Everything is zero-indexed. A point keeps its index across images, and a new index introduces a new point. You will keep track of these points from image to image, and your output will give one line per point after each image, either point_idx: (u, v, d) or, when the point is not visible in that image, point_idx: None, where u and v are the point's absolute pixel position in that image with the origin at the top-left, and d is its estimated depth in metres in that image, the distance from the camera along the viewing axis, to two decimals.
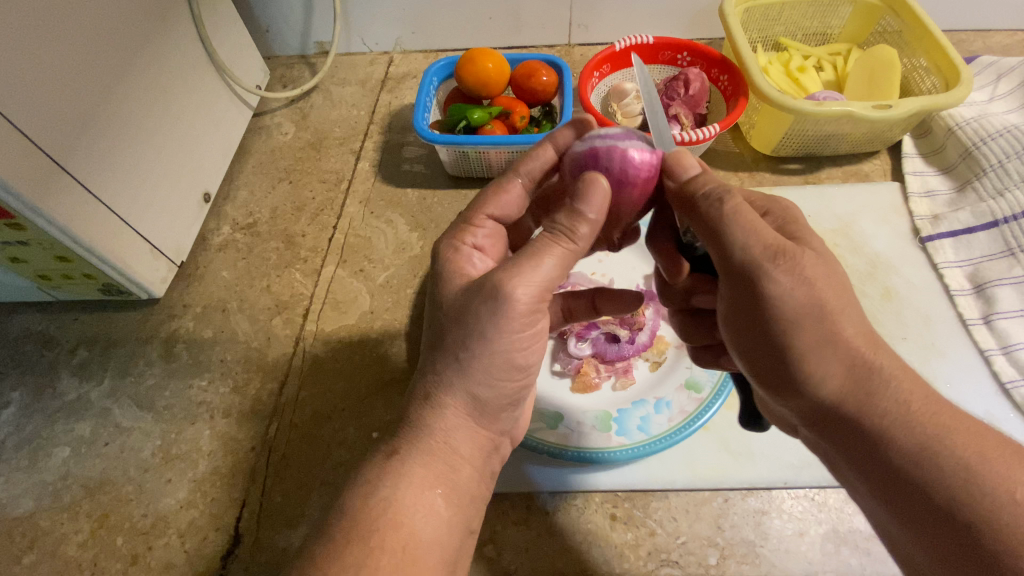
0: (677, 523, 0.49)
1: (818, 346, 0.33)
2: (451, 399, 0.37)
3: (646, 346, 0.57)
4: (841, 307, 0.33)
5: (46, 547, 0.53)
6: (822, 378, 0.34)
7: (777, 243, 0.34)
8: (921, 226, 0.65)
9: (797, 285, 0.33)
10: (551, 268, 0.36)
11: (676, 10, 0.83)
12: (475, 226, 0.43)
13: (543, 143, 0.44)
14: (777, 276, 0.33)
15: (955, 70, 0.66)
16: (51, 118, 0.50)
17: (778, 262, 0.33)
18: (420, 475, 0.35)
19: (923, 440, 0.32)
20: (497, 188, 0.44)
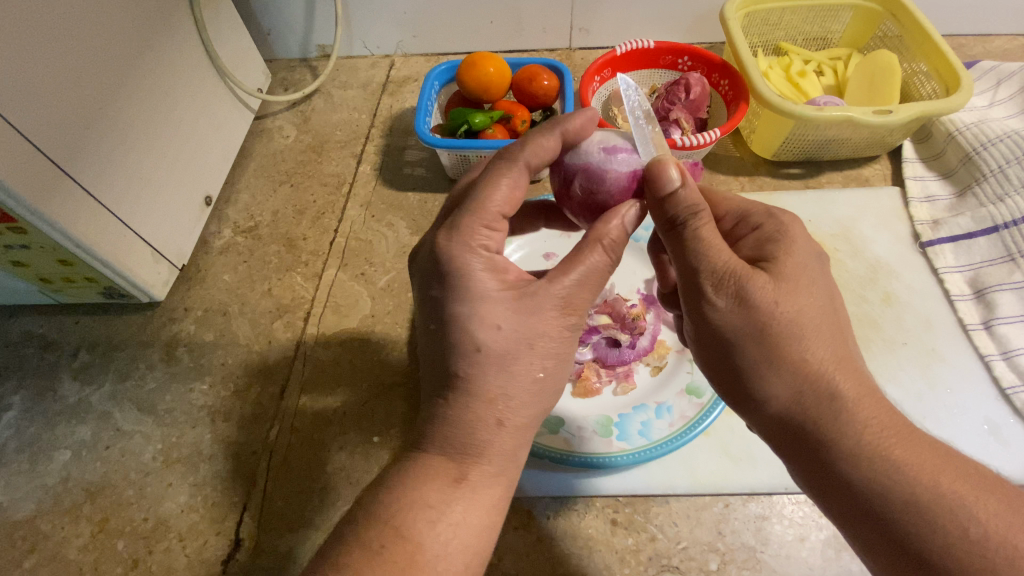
0: (678, 528, 0.49)
1: (761, 367, 0.34)
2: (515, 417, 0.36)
3: (647, 350, 0.57)
4: (790, 330, 0.34)
5: (47, 550, 0.53)
6: (767, 395, 0.35)
7: (730, 269, 0.34)
8: (921, 231, 0.65)
9: (740, 311, 0.34)
10: (595, 286, 0.38)
11: (676, 15, 0.84)
12: (490, 229, 0.37)
13: (551, 131, 0.41)
14: (746, 292, 0.34)
15: (954, 75, 0.66)
16: (52, 121, 0.50)
17: (724, 289, 0.34)
18: (489, 494, 0.35)
19: (876, 462, 0.33)
20: (504, 178, 0.38)
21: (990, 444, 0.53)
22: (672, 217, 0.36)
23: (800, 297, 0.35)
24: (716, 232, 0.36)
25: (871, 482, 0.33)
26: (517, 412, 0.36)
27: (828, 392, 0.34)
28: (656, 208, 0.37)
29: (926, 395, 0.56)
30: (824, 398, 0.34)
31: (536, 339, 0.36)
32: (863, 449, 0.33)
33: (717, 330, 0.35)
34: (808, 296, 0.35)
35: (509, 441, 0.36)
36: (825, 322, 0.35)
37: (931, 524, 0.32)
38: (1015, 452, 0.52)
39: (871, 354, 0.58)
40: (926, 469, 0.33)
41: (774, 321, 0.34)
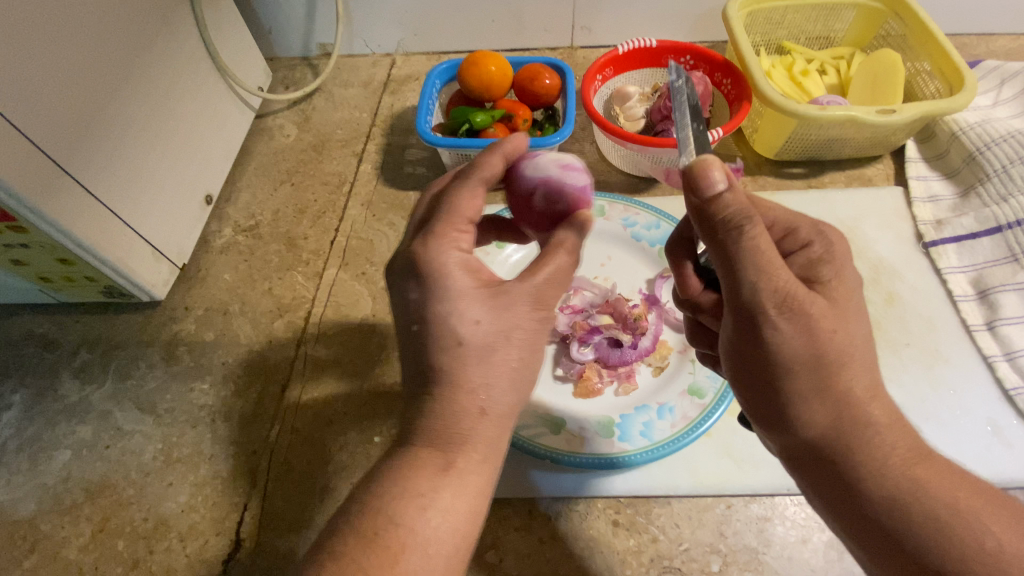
0: (680, 529, 0.49)
1: (808, 394, 0.34)
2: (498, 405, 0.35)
3: (649, 350, 0.56)
4: (841, 357, 0.34)
5: (47, 550, 0.53)
6: (804, 419, 0.35)
7: (788, 290, 0.33)
8: (925, 231, 0.65)
9: (801, 335, 0.33)
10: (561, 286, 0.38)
11: (679, 13, 0.83)
12: (462, 230, 0.37)
13: (492, 152, 0.40)
14: (807, 318, 0.33)
15: (958, 74, 0.66)
16: (52, 120, 0.50)
17: (784, 311, 0.33)
18: (472, 482, 0.34)
19: (906, 488, 0.34)
20: (467, 196, 0.37)
21: (993, 446, 0.53)
22: (716, 226, 0.33)
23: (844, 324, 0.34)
24: (767, 241, 0.33)
25: (895, 503, 0.34)
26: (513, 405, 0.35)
27: (864, 419, 0.34)
28: (697, 210, 0.34)
29: (929, 396, 0.55)
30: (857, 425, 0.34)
31: (515, 329, 0.35)
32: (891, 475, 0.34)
33: (771, 352, 0.34)
34: (858, 321, 0.35)
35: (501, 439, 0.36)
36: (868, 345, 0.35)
37: (954, 542, 0.32)
38: (1018, 453, 0.52)
39: None
40: (947, 492, 0.34)
41: (830, 347, 0.33)
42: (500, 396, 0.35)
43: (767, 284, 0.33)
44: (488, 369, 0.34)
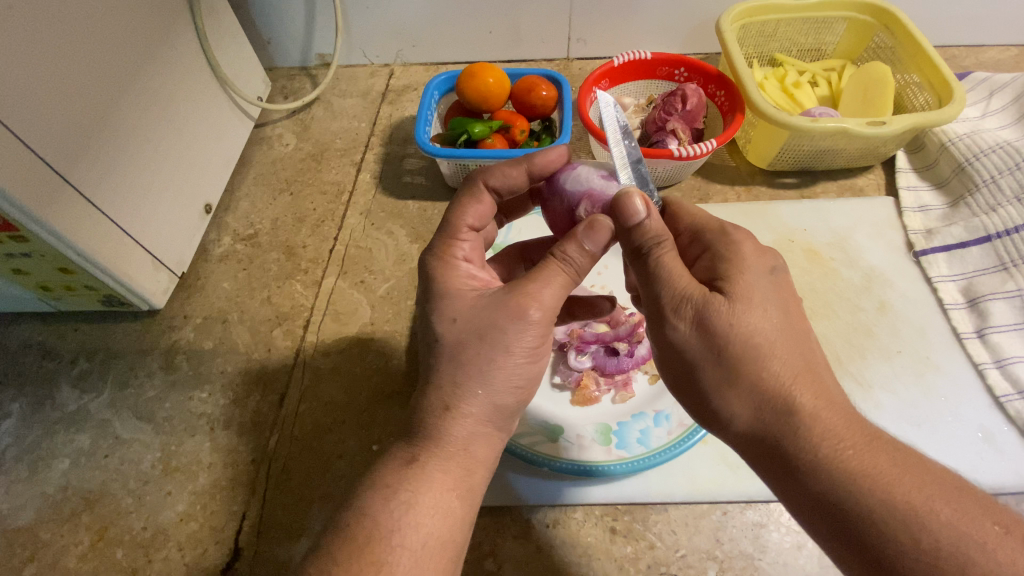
0: (677, 536, 0.49)
1: (722, 388, 0.35)
2: (465, 406, 0.38)
3: (645, 358, 0.57)
4: (746, 352, 0.35)
5: (46, 560, 0.53)
6: (732, 414, 0.36)
7: (686, 295, 0.36)
8: (915, 241, 0.66)
9: (700, 334, 0.35)
10: (555, 293, 0.39)
11: (674, 26, 0.85)
12: (460, 241, 0.44)
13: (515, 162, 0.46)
14: (703, 311, 0.35)
15: (947, 86, 0.67)
16: (55, 131, 0.51)
17: (683, 312, 0.36)
18: (441, 479, 0.37)
19: (847, 476, 0.33)
20: (471, 201, 0.45)
21: (984, 452, 0.53)
22: (638, 246, 0.38)
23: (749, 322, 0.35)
24: (676, 262, 0.37)
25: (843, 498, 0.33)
26: (493, 404, 0.39)
27: (789, 411, 0.34)
28: (621, 234, 0.39)
29: (921, 403, 0.56)
30: (782, 414, 0.34)
31: (501, 333, 0.38)
32: (833, 464, 0.33)
33: (678, 349, 0.37)
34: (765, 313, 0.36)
35: (484, 431, 0.39)
36: (787, 336, 0.36)
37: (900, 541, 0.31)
38: (1009, 459, 0.53)
39: (866, 363, 0.59)
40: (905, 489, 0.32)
41: (733, 343, 0.35)
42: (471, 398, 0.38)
43: (668, 288, 0.37)
44: (433, 371, 0.39)
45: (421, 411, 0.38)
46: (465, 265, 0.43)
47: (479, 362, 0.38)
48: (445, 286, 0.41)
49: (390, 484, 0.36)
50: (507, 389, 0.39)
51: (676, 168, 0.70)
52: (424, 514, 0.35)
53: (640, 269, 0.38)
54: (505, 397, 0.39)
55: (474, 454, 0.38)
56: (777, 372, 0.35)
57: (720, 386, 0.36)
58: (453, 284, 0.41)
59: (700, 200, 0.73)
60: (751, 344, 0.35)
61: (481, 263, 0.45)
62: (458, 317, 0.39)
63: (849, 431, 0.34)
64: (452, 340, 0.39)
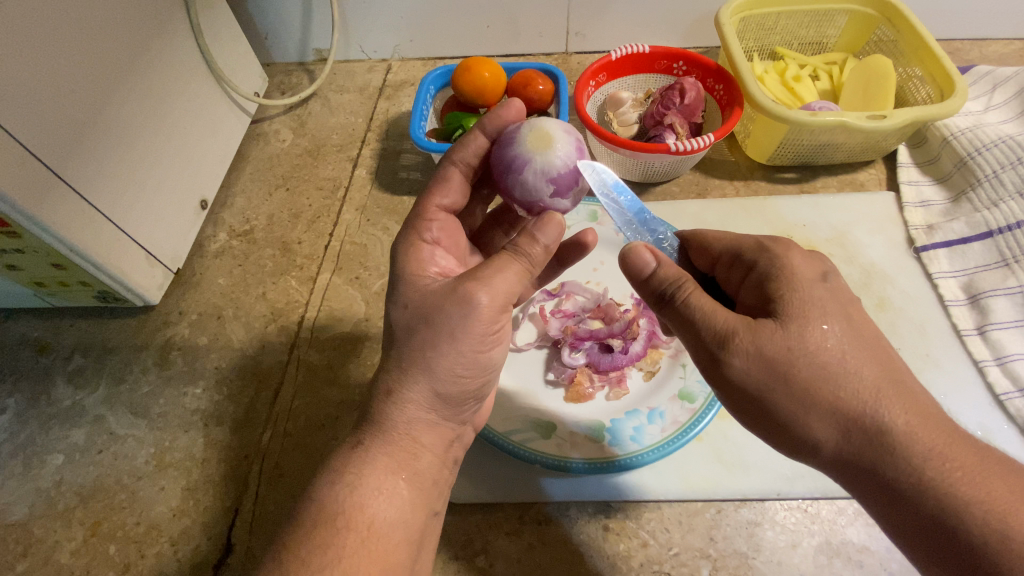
0: (670, 533, 0.49)
1: (800, 416, 0.35)
2: (412, 393, 0.39)
3: (639, 356, 0.56)
4: (812, 378, 0.35)
5: (40, 555, 0.53)
6: (815, 439, 0.36)
7: (730, 328, 0.36)
8: (916, 236, 0.65)
9: (759, 364, 0.35)
10: (509, 282, 0.39)
11: (673, 19, 0.84)
12: (430, 220, 0.46)
13: (476, 131, 0.48)
14: (757, 344, 0.35)
15: (949, 79, 0.66)
16: (48, 126, 0.51)
17: (735, 345, 0.36)
18: (385, 461, 0.38)
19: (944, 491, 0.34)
20: (438, 180, 0.47)
21: None
22: (661, 293, 0.39)
23: (811, 339, 0.35)
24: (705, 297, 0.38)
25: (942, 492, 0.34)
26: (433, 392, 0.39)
27: (875, 425, 0.34)
28: (640, 285, 0.40)
29: None
30: (866, 434, 0.34)
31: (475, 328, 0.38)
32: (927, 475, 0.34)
33: (741, 384, 0.36)
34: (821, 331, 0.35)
35: (423, 416, 0.40)
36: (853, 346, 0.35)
37: None
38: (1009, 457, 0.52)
39: None
40: None
41: (798, 368, 0.34)
42: (416, 386, 0.39)
43: (708, 323, 0.37)
44: (418, 364, 0.39)
45: (406, 399, 0.39)
46: (433, 247, 0.44)
47: (449, 355, 0.39)
48: (404, 271, 0.42)
49: (361, 465, 0.37)
50: (453, 376, 0.39)
51: (673, 163, 0.69)
52: (372, 495, 0.36)
53: (674, 315, 0.39)
54: (448, 387, 0.40)
55: (419, 439, 0.39)
56: (855, 390, 0.34)
57: (797, 418, 0.35)
58: (412, 267, 0.42)
59: (698, 195, 0.73)
60: (816, 367, 0.34)
61: (448, 245, 0.46)
62: (446, 312, 0.38)
63: (930, 433, 0.34)
64: (404, 325, 0.39)
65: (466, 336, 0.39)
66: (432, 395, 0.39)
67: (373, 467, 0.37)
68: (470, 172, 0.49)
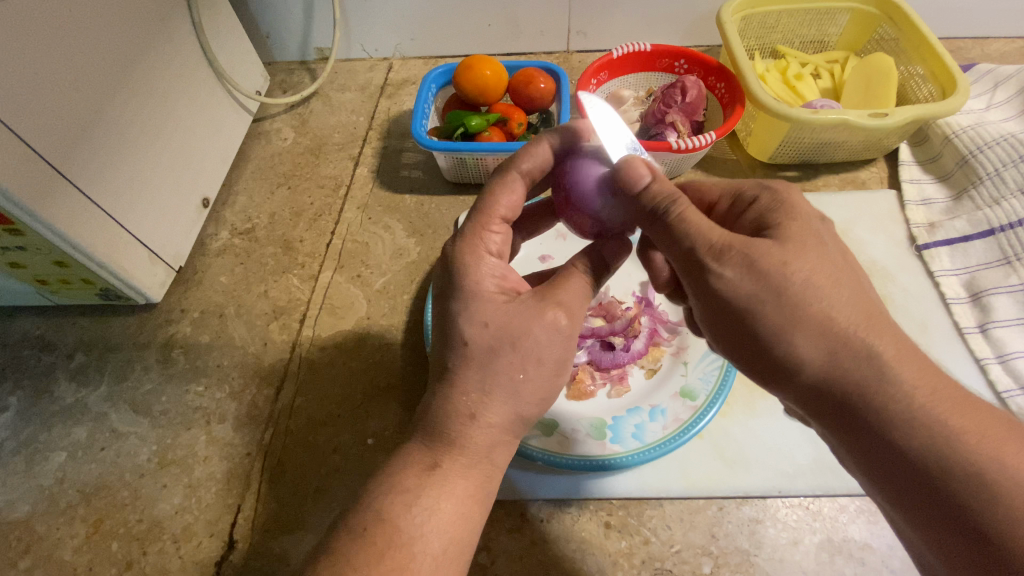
0: (672, 531, 0.49)
1: (786, 331, 0.33)
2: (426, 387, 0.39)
3: (641, 353, 0.57)
4: (803, 291, 0.33)
5: (42, 552, 0.53)
6: (798, 357, 0.33)
7: (725, 242, 0.34)
8: (918, 234, 0.65)
9: (750, 276, 0.33)
10: (579, 300, 0.40)
11: (674, 18, 0.84)
12: (493, 234, 0.40)
13: (540, 140, 0.43)
14: (751, 257, 0.33)
15: (951, 77, 0.66)
16: (51, 126, 0.51)
17: (728, 257, 0.34)
18: (426, 469, 0.37)
19: (931, 432, 0.32)
20: (503, 189, 0.41)
21: None
22: (650, 212, 0.37)
23: (807, 258, 0.34)
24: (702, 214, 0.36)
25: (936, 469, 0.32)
26: None
27: (864, 350, 0.32)
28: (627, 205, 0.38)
29: None
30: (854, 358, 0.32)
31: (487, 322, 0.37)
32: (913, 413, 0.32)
33: (725, 296, 0.34)
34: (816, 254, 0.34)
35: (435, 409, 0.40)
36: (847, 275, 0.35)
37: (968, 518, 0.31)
38: None
39: None
40: None
41: (793, 282, 0.33)
42: (496, 408, 0.37)
43: (700, 236, 0.35)
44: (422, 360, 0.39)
45: None
46: (499, 262, 0.40)
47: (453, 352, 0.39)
48: (477, 291, 0.38)
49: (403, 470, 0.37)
50: None
51: (675, 161, 0.69)
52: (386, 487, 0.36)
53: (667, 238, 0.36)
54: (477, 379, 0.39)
55: (461, 446, 0.37)
56: None
57: (786, 335, 0.33)
58: (484, 286, 0.38)
59: None
60: (811, 283, 0.33)
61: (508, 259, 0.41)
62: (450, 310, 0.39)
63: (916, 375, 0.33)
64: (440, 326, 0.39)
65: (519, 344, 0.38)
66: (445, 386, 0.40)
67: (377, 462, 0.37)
68: (530, 181, 0.43)
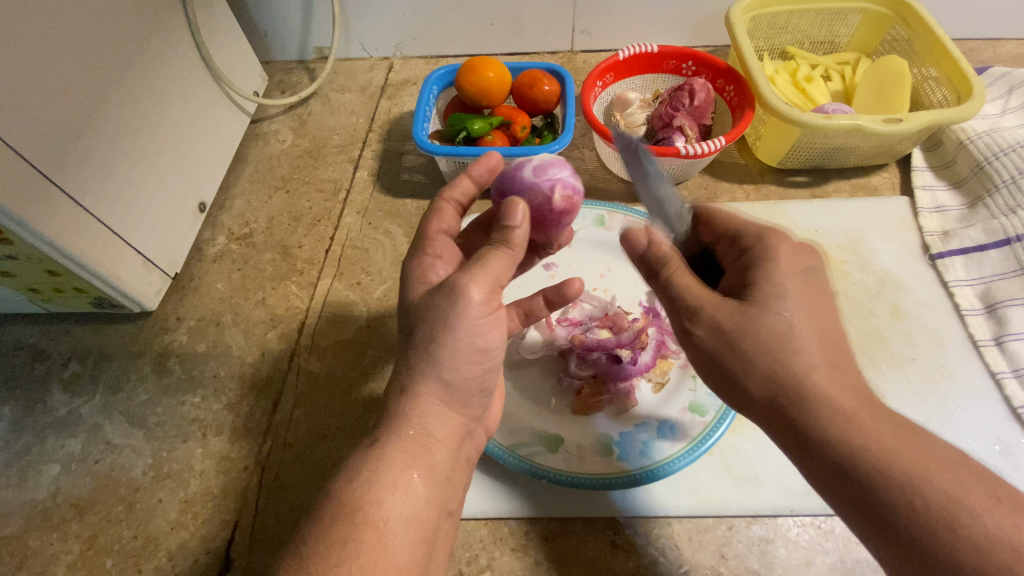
0: (680, 551, 0.48)
1: (742, 376, 0.36)
2: (427, 387, 0.38)
3: (649, 366, 0.55)
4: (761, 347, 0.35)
5: (36, 568, 0.52)
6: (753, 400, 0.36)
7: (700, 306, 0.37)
8: (932, 243, 0.63)
9: (712, 335, 0.36)
10: (495, 271, 0.39)
11: (681, 18, 0.82)
12: (429, 243, 0.45)
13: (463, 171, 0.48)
14: (713, 320, 0.36)
15: (966, 82, 0.64)
16: (40, 130, 0.49)
17: (699, 319, 0.37)
18: (401, 458, 0.36)
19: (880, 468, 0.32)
20: (431, 210, 0.47)
21: (1001, 465, 0.51)
22: (653, 268, 0.40)
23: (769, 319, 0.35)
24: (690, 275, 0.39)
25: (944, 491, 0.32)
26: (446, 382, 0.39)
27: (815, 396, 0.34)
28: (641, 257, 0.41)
29: (937, 413, 0.54)
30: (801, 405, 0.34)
31: None
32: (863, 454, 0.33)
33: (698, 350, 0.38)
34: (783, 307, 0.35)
35: (444, 411, 0.39)
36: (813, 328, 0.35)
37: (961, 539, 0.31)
38: None
39: (879, 371, 0.57)
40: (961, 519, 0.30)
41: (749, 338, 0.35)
42: None
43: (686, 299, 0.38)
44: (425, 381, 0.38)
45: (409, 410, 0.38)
46: (434, 259, 0.44)
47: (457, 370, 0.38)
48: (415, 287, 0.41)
49: (377, 463, 0.36)
50: (461, 365, 0.39)
51: (682, 166, 0.67)
52: (389, 492, 0.35)
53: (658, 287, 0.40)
54: (461, 376, 0.39)
55: None
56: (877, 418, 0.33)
57: (747, 363, 0.35)
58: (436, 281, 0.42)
59: (707, 199, 0.71)
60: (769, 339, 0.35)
61: (452, 260, 0.45)
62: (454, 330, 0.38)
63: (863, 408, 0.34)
64: (447, 340, 0.38)
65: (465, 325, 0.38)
66: (444, 387, 0.39)
67: (381, 470, 0.36)
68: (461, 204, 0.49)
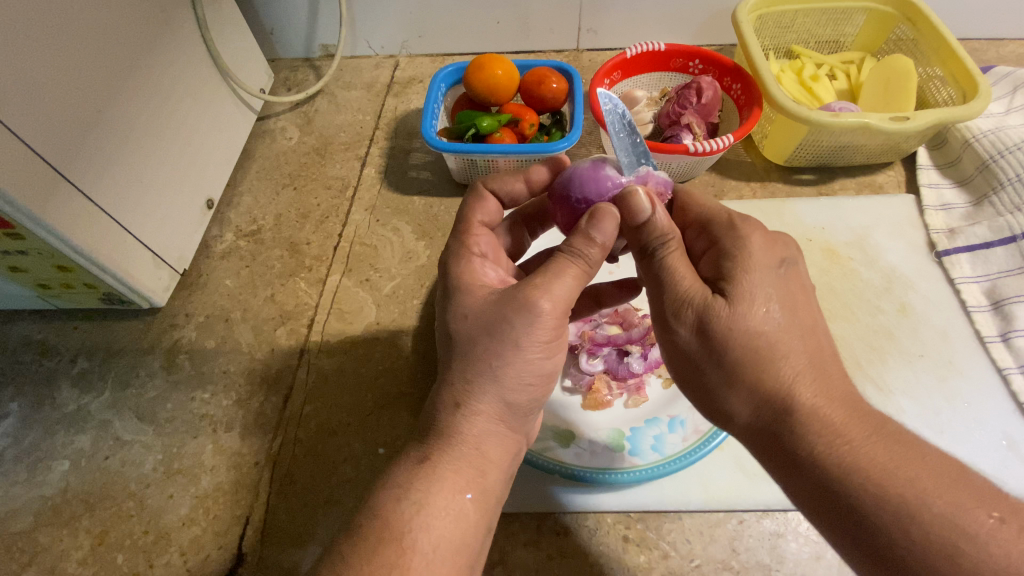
0: (692, 545, 0.48)
1: (723, 387, 0.36)
2: (484, 406, 0.37)
3: (659, 362, 0.55)
4: (740, 356, 0.35)
5: (47, 563, 0.52)
6: (734, 412, 0.37)
7: (687, 300, 0.37)
8: (937, 240, 0.64)
9: (700, 338, 0.36)
10: (566, 287, 0.38)
11: (687, 16, 0.82)
12: (476, 237, 0.45)
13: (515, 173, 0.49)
14: (703, 319, 0.36)
15: (972, 81, 0.65)
16: (52, 125, 0.49)
17: (684, 317, 0.37)
18: (451, 478, 0.36)
19: (861, 485, 0.32)
20: (476, 201, 0.48)
21: (1008, 459, 0.52)
22: (647, 246, 0.39)
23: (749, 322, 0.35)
24: (685, 261, 0.38)
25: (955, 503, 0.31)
26: (504, 402, 0.38)
27: (789, 406, 0.34)
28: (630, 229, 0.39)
29: (944, 410, 0.55)
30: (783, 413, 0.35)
31: (502, 330, 0.37)
32: (838, 466, 0.33)
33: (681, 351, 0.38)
34: (763, 313, 0.35)
35: (495, 429, 0.38)
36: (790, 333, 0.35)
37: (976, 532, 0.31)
38: None
39: (887, 367, 0.57)
40: None
41: (731, 348, 0.35)
42: (474, 391, 0.37)
43: (675, 291, 0.37)
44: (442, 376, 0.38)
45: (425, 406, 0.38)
46: (482, 258, 0.44)
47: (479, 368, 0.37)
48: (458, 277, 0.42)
49: (428, 482, 0.35)
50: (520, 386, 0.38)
51: (691, 164, 0.67)
52: (438, 516, 0.34)
53: (650, 268, 0.39)
54: (518, 396, 0.38)
55: (481, 451, 0.37)
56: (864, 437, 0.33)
57: (729, 373, 0.36)
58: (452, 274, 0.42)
59: (714, 197, 0.71)
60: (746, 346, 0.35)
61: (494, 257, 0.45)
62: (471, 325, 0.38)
63: (852, 419, 0.34)
64: (464, 332, 0.38)
65: (529, 345, 0.37)
66: (504, 406, 0.38)
67: (389, 464, 0.36)
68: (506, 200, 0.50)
